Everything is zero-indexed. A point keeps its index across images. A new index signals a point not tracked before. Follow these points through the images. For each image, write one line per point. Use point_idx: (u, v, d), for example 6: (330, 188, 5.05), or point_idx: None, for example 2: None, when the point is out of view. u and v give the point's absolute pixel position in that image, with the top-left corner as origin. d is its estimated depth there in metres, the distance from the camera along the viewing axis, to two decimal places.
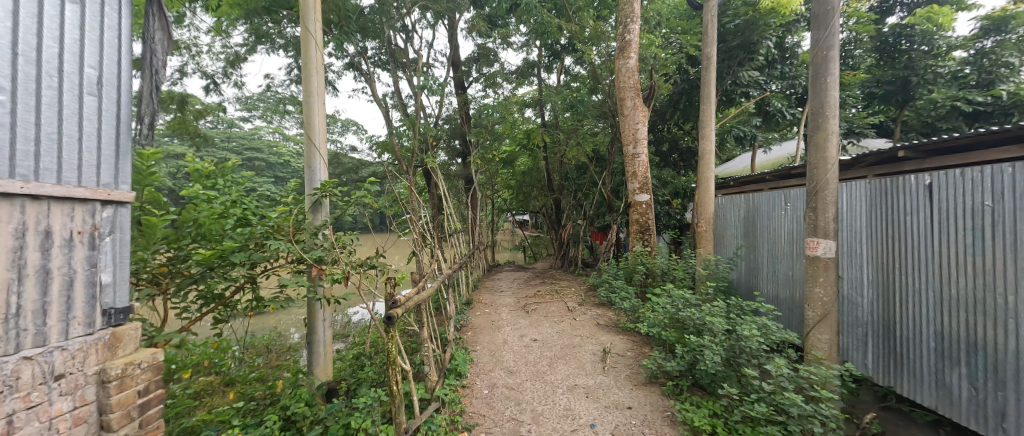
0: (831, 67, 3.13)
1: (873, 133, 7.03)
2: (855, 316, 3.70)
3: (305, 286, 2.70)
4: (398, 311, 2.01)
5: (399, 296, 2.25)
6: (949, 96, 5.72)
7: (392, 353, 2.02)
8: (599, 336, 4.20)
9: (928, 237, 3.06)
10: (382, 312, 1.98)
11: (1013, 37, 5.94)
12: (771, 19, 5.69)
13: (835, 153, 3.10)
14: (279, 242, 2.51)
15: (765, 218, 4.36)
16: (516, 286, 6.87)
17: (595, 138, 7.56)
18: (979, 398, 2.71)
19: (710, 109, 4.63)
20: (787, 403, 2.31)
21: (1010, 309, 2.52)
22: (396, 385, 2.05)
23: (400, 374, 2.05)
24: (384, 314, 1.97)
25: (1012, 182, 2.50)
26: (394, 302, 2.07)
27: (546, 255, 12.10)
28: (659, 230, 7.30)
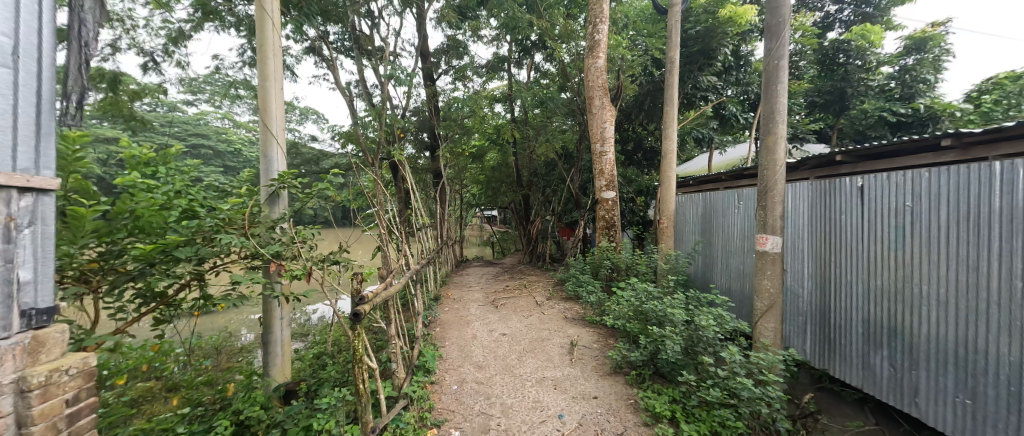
0: (781, 75, 3.36)
1: (815, 138, 7.66)
2: (797, 306, 4.04)
3: (261, 283, 2.56)
4: (365, 308, 1.96)
5: (366, 291, 2.20)
6: (878, 107, 6.38)
7: (358, 351, 1.97)
8: (567, 329, 4.30)
9: (859, 233, 3.40)
10: (347, 310, 1.91)
11: (929, 56, 6.67)
12: (728, 28, 5.99)
13: (783, 156, 3.33)
14: (232, 237, 2.35)
15: (719, 215, 4.64)
16: (485, 281, 6.86)
17: (564, 136, 7.68)
18: (897, 377, 3.05)
19: (673, 111, 4.81)
20: (740, 387, 2.50)
21: (924, 297, 2.85)
22: (364, 381, 2.03)
23: (366, 373, 2.01)
24: (350, 312, 1.92)
25: (929, 185, 2.83)
26: (361, 299, 2.01)
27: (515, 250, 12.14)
28: (623, 226, 7.55)
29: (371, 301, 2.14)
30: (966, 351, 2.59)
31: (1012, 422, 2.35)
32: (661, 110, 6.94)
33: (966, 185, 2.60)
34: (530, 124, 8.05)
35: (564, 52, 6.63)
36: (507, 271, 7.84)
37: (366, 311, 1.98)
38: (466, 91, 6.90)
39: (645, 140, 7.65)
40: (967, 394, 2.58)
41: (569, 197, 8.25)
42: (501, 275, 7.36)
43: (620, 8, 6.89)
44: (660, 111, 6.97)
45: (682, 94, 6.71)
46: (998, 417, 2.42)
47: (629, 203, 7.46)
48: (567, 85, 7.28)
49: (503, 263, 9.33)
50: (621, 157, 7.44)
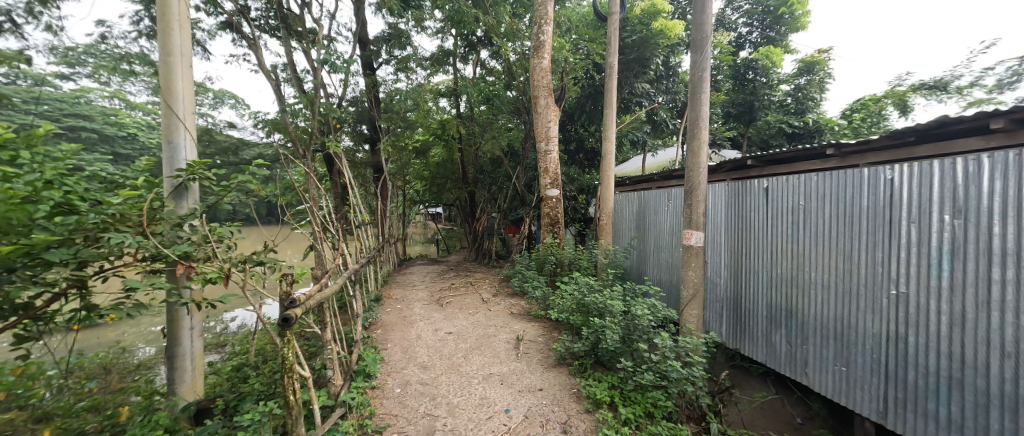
0: (703, 86, 3.71)
1: (729, 145, 8.64)
2: (715, 294, 4.52)
3: (165, 289, 2.20)
4: (296, 312, 1.79)
5: (297, 294, 2.01)
6: (778, 120, 7.47)
7: (288, 359, 1.81)
8: (512, 324, 4.35)
9: (764, 228, 3.91)
10: (275, 315, 1.73)
11: (817, 77, 7.85)
12: (660, 40, 6.52)
13: (705, 159, 3.69)
14: (126, 235, 1.95)
15: (652, 212, 5.00)
16: (429, 280, 6.67)
17: (510, 134, 7.77)
18: (792, 351, 3.57)
19: (612, 113, 5.07)
20: (670, 369, 2.76)
21: (813, 282, 3.36)
22: (296, 390, 1.89)
23: (296, 382, 1.86)
24: (278, 317, 1.74)
25: (817, 187, 3.35)
26: (291, 303, 1.84)
27: (461, 248, 11.97)
28: (566, 223, 7.86)
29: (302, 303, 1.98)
30: (842, 326, 3.11)
31: (874, 383, 2.88)
32: (601, 113, 7.33)
33: (844, 187, 3.12)
34: (476, 121, 8.00)
35: (510, 50, 6.73)
36: (453, 269, 7.73)
37: (297, 314, 1.82)
38: (409, 84, 6.63)
39: (586, 141, 7.99)
40: (843, 362, 3.10)
41: (516, 195, 8.34)
42: (446, 273, 7.22)
43: (563, 12, 7.12)
44: (599, 114, 7.37)
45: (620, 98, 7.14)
46: (865, 379, 2.94)
47: (571, 201, 7.78)
48: (513, 84, 7.40)
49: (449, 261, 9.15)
50: (565, 156, 7.69)
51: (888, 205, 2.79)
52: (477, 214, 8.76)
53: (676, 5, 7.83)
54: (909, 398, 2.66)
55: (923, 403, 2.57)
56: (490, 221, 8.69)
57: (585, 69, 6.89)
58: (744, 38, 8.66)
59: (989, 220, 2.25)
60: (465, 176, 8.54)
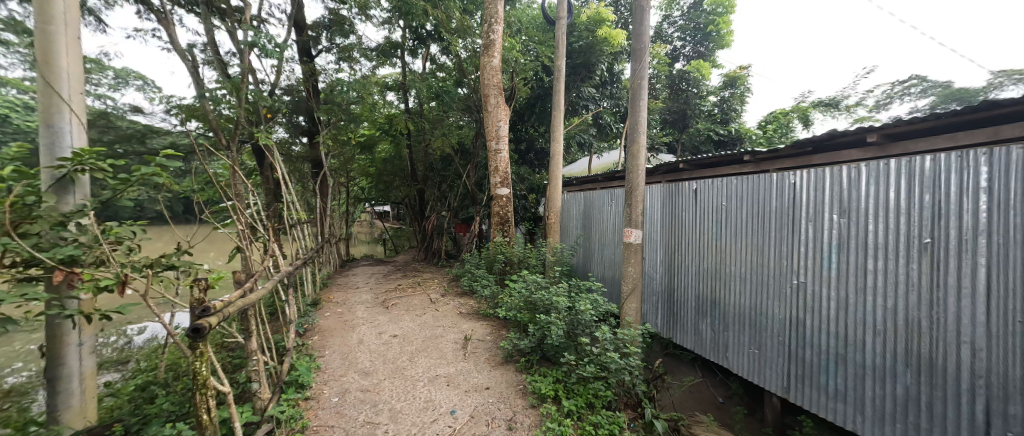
0: (641, 93, 3.95)
1: (665, 150, 9.36)
2: (652, 287, 4.85)
3: (46, 301, 1.81)
4: (210, 321, 1.59)
5: (213, 301, 1.79)
6: (706, 128, 8.47)
7: (199, 374, 1.61)
8: (461, 324, 4.30)
9: (693, 226, 4.26)
10: (183, 325, 1.53)
11: (738, 91, 8.80)
12: (604, 47, 6.85)
13: (644, 162, 3.93)
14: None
15: (598, 211, 5.23)
16: (374, 282, 6.36)
17: (461, 132, 7.62)
18: (715, 338, 3.94)
19: (559, 115, 5.22)
20: (610, 361, 2.91)
21: (733, 275, 3.73)
22: (210, 407, 1.72)
23: (209, 400, 1.67)
24: (187, 327, 1.54)
25: (737, 189, 3.72)
26: (203, 311, 1.65)
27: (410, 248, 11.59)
28: (516, 221, 7.97)
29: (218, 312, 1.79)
30: (755, 314, 3.50)
31: (779, 362, 3.29)
32: (550, 114, 7.53)
33: (758, 190, 3.50)
34: (425, 117, 7.77)
35: (460, 47, 6.67)
36: (401, 269, 7.47)
37: (211, 324, 1.63)
38: (351, 75, 6.27)
39: (536, 142, 8.14)
40: (756, 345, 3.49)
41: (466, 193, 8.26)
42: (393, 274, 6.95)
43: (513, 13, 7.18)
44: (548, 115, 7.59)
45: (568, 101, 7.37)
46: (773, 360, 3.34)
47: (522, 200, 7.89)
48: (464, 81, 7.32)
49: (396, 261, 8.81)
50: (516, 156, 7.77)
51: (793, 205, 3.19)
52: (426, 213, 8.55)
53: (619, 16, 8.28)
54: (806, 373, 3.08)
55: (817, 377, 3.00)
56: (440, 220, 8.47)
57: (534, 70, 7.04)
58: (678, 51, 9.38)
59: (867, 219, 2.67)
60: (413, 174, 8.30)
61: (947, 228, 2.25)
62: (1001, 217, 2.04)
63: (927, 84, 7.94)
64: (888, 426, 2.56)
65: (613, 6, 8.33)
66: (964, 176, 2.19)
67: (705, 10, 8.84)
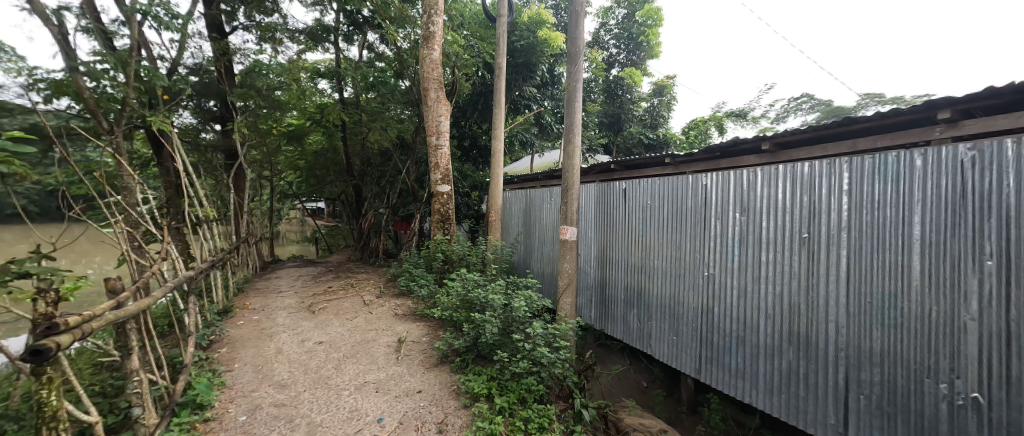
0: (576, 94, 4.10)
1: (603, 150, 9.89)
2: (586, 282, 5.08)
3: None
4: (60, 341, 1.29)
5: (70, 316, 1.46)
6: (637, 132, 9.09)
7: (45, 404, 1.32)
8: (395, 326, 4.15)
9: (623, 223, 4.53)
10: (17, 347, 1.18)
11: (665, 98, 9.57)
12: (545, 48, 7.00)
13: (579, 161, 4.08)
14: None
15: (537, 209, 5.35)
16: (300, 285, 5.86)
17: (402, 125, 7.25)
18: (640, 327, 4.24)
19: (500, 113, 5.22)
20: (541, 355, 3.01)
21: (656, 269, 4.04)
22: None
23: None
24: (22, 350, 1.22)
25: (660, 189, 4.02)
26: (50, 329, 1.33)
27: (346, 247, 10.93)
28: (459, 219, 7.92)
29: (72, 328, 1.46)
30: (673, 304, 3.83)
31: (693, 347, 3.63)
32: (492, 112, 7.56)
33: (677, 190, 3.82)
34: (361, 108, 7.33)
35: (397, 35, 6.39)
36: (333, 270, 7.02)
37: (60, 345, 1.31)
38: (272, 57, 5.67)
39: (480, 139, 8.11)
40: (674, 332, 3.82)
41: (406, 189, 7.93)
42: (323, 275, 6.47)
43: (454, 5, 6.82)
44: (490, 113, 7.61)
45: (510, 99, 7.43)
46: (688, 345, 3.68)
47: (465, 198, 7.80)
48: (404, 73, 7.03)
49: (328, 262, 8.22)
50: (458, 153, 7.68)
51: (705, 205, 3.54)
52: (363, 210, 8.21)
53: (559, 20, 8.55)
54: (713, 355, 3.44)
55: (722, 358, 3.36)
56: (377, 217, 8.02)
57: (476, 66, 6.99)
58: (613, 58, 9.88)
59: (762, 217, 3.06)
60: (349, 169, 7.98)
61: (821, 224, 2.66)
62: (857, 215, 2.46)
63: (814, 101, 9.31)
64: (776, 397, 2.96)
65: (553, 8, 8.54)
66: (832, 181, 2.60)
67: (637, 21, 9.43)
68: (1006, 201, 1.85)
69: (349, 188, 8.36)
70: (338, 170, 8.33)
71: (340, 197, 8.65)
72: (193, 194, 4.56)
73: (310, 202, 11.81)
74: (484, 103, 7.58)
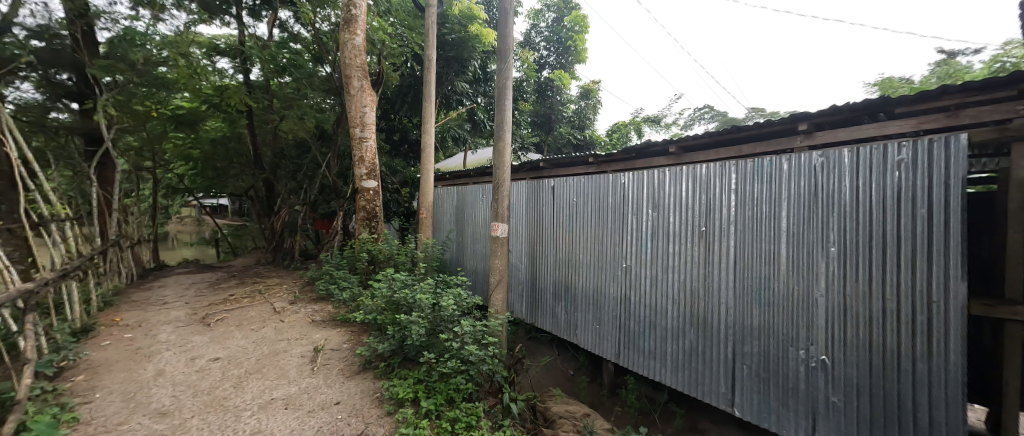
0: (506, 92, 4.14)
1: (536, 149, 10.25)
2: (517, 277, 5.21)
3: None
4: None
5: None
6: (566, 133, 9.63)
7: None
8: (312, 334, 3.86)
9: (551, 219, 4.71)
10: None
11: (592, 101, 10.26)
12: (476, 43, 6.96)
13: (510, 159, 4.14)
14: None
15: (469, 206, 5.32)
16: (192, 294, 5.07)
17: (321, 115, 6.82)
18: (567, 318, 4.46)
19: (430, 106, 5.06)
20: (469, 354, 2.99)
21: (582, 262, 4.27)
22: None
23: None
24: None
25: (585, 186, 4.25)
26: None
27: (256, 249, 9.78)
28: (388, 217, 7.64)
29: None
30: (597, 294, 4.09)
31: (614, 333, 3.91)
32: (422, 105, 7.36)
33: (600, 188, 4.08)
34: (273, 93, 6.59)
35: (312, 15, 5.95)
36: (238, 274, 6.24)
37: None
38: (149, 26, 4.79)
39: (410, 134, 7.87)
40: (597, 321, 4.08)
41: (327, 185, 7.48)
42: (224, 282, 5.69)
43: None
44: (420, 106, 7.40)
45: (441, 93, 7.30)
46: (609, 332, 3.96)
47: (394, 194, 7.50)
48: (324, 58, 6.49)
49: (231, 267, 7.24)
50: (386, 147, 7.38)
51: (623, 202, 3.83)
52: (275, 207, 7.40)
53: (491, 16, 8.60)
54: (630, 339, 3.75)
55: (637, 342, 3.68)
56: (292, 215, 7.50)
57: (404, 56, 6.72)
58: (544, 60, 10.20)
59: (670, 213, 3.40)
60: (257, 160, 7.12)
61: (715, 219, 3.05)
62: (741, 211, 2.87)
63: (712, 112, 10.76)
64: (680, 373, 3.32)
65: (485, 5, 8.57)
66: (723, 181, 2.99)
67: (565, 26, 9.93)
68: (842, 199, 2.31)
69: (258, 182, 7.40)
70: (244, 162, 7.37)
71: (248, 192, 7.64)
72: (35, 185, 3.72)
73: (207, 198, 10.24)
74: (413, 96, 7.35)
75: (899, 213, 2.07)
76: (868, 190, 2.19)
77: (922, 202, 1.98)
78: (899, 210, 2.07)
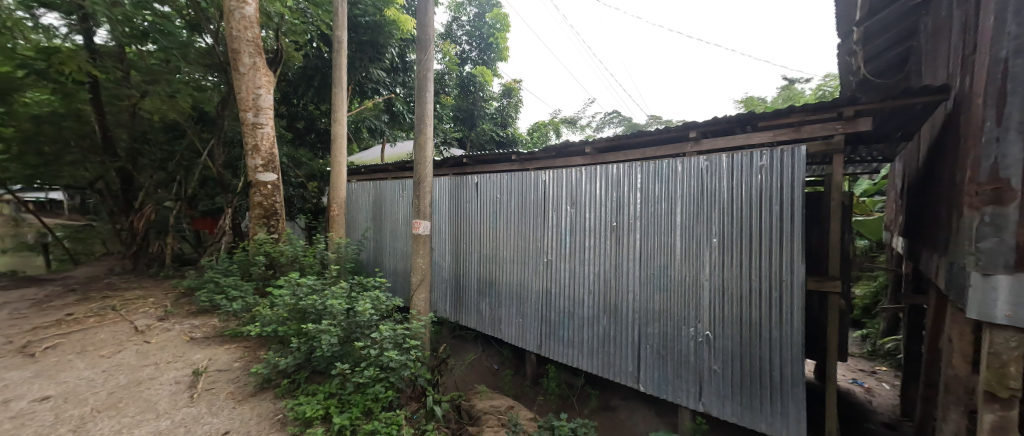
0: (427, 84, 3.97)
1: (459, 144, 10.15)
2: (441, 275, 5.10)
3: None
4: None
5: None
6: (489, 130, 9.75)
7: None
8: (191, 355, 3.28)
9: (475, 216, 4.68)
10: None
11: (513, 100, 10.58)
12: (394, 29, 6.56)
13: (431, 154, 3.99)
14: None
15: (388, 203, 5.02)
16: (4, 317, 3.91)
17: (202, 94, 5.80)
18: (491, 314, 4.49)
19: (341, 93, 4.62)
20: (389, 360, 2.80)
21: (506, 258, 4.32)
22: None
23: None
24: None
25: (508, 183, 4.30)
26: None
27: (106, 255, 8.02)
28: (291, 214, 6.91)
29: None
30: (519, 289, 4.19)
31: (536, 325, 4.06)
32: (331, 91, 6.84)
33: (522, 185, 4.16)
34: (131, 63, 5.37)
35: None
36: (83, 284, 5.18)
37: None
38: None
39: (318, 122, 7.21)
40: (521, 314, 4.18)
41: (210, 179, 6.76)
42: (58, 298, 4.51)
43: None
44: (330, 92, 6.82)
45: (354, 80, 6.75)
46: (532, 325, 4.09)
47: (299, 189, 6.78)
48: (203, 27, 5.52)
49: (71, 278, 5.86)
50: (289, 136, 6.65)
51: (544, 199, 3.96)
52: (137, 204, 6.32)
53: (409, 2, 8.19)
54: (551, 330, 3.93)
55: (558, 332, 3.86)
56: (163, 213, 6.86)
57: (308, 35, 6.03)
58: (466, 54, 10.09)
59: (585, 209, 3.62)
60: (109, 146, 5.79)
61: (624, 215, 3.33)
62: (645, 208, 3.17)
63: (620, 117, 11.89)
64: (595, 357, 3.58)
65: None
66: (631, 180, 3.27)
67: (487, 23, 9.94)
68: (721, 197, 2.71)
69: (109, 173, 6.05)
70: (88, 147, 5.77)
71: (93, 184, 6.10)
72: None
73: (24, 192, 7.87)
74: (320, 80, 6.70)
75: (761, 209, 2.50)
76: (740, 190, 2.61)
77: (776, 200, 2.42)
78: (761, 207, 2.50)
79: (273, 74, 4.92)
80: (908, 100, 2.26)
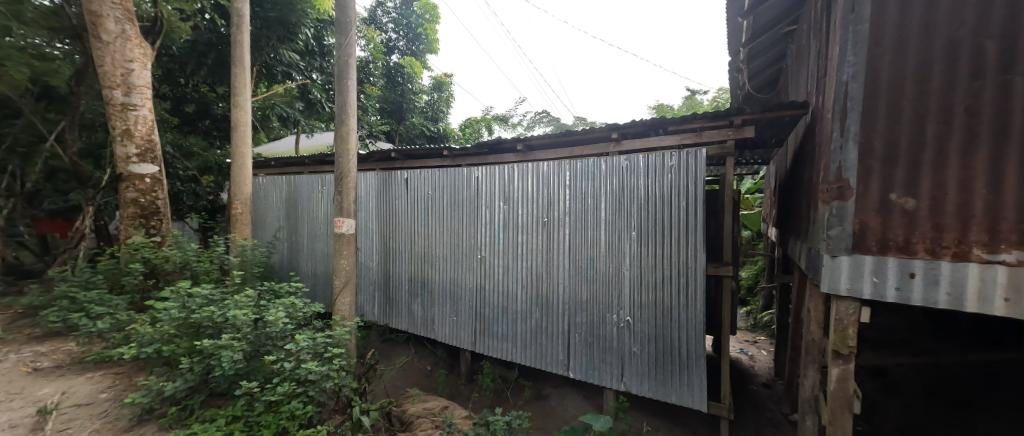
0: (350, 72, 3.68)
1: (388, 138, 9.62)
2: (368, 276, 4.80)
3: None
4: None
5: None
6: (420, 124, 9.46)
7: None
8: (35, 390, 2.62)
9: (406, 213, 4.48)
10: None
11: (444, 94, 10.41)
12: (307, 8, 5.94)
13: (355, 147, 3.71)
14: None
15: (304, 200, 4.56)
16: None
17: (46, 64, 4.67)
18: (425, 314, 4.35)
19: (243, 75, 4.11)
20: (306, 372, 2.55)
21: (439, 256, 4.21)
22: None
23: None
24: None
25: (441, 179, 4.19)
26: None
27: None
28: (179, 212, 6.06)
29: None
30: (454, 287, 4.12)
31: (471, 323, 4.02)
32: (230, 70, 6.09)
33: (455, 182, 4.09)
34: None
35: None
36: None
37: None
38: None
39: (213, 107, 6.34)
40: (456, 313, 4.12)
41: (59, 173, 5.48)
42: None
43: None
44: (228, 72, 6.08)
45: (260, 61, 5.98)
46: (467, 322, 4.05)
47: (190, 184, 5.91)
48: None
49: None
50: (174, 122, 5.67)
51: (478, 195, 3.94)
52: None
53: None
54: (486, 327, 3.93)
55: (493, 328, 3.88)
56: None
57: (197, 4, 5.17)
58: (393, 43, 9.65)
59: (518, 206, 3.68)
60: None
61: (554, 210, 3.45)
62: (574, 204, 3.33)
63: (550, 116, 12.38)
64: (528, 350, 3.67)
65: None
66: (560, 178, 3.41)
67: (415, 12, 9.55)
68: (639, 194, 2.96)
69: None
70: None
71: None
72: None
73: None
74: (215, 58, 5.85)
75: (671, 205, 2.80)
76: (654, 187, 2.88)
77: (683, 197, 2.73)
78: (671, 202, 2.80)
79: (150, 46, 4.13)
80: (780, 112, 2.69)
